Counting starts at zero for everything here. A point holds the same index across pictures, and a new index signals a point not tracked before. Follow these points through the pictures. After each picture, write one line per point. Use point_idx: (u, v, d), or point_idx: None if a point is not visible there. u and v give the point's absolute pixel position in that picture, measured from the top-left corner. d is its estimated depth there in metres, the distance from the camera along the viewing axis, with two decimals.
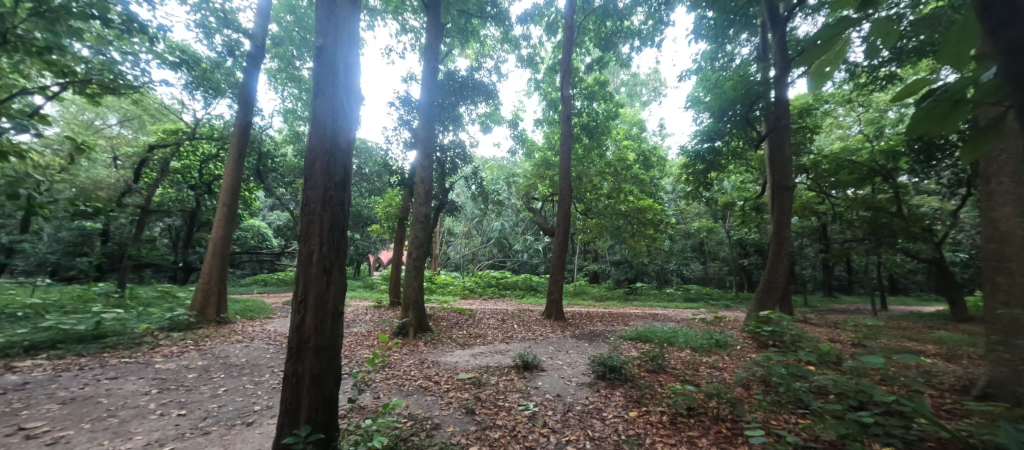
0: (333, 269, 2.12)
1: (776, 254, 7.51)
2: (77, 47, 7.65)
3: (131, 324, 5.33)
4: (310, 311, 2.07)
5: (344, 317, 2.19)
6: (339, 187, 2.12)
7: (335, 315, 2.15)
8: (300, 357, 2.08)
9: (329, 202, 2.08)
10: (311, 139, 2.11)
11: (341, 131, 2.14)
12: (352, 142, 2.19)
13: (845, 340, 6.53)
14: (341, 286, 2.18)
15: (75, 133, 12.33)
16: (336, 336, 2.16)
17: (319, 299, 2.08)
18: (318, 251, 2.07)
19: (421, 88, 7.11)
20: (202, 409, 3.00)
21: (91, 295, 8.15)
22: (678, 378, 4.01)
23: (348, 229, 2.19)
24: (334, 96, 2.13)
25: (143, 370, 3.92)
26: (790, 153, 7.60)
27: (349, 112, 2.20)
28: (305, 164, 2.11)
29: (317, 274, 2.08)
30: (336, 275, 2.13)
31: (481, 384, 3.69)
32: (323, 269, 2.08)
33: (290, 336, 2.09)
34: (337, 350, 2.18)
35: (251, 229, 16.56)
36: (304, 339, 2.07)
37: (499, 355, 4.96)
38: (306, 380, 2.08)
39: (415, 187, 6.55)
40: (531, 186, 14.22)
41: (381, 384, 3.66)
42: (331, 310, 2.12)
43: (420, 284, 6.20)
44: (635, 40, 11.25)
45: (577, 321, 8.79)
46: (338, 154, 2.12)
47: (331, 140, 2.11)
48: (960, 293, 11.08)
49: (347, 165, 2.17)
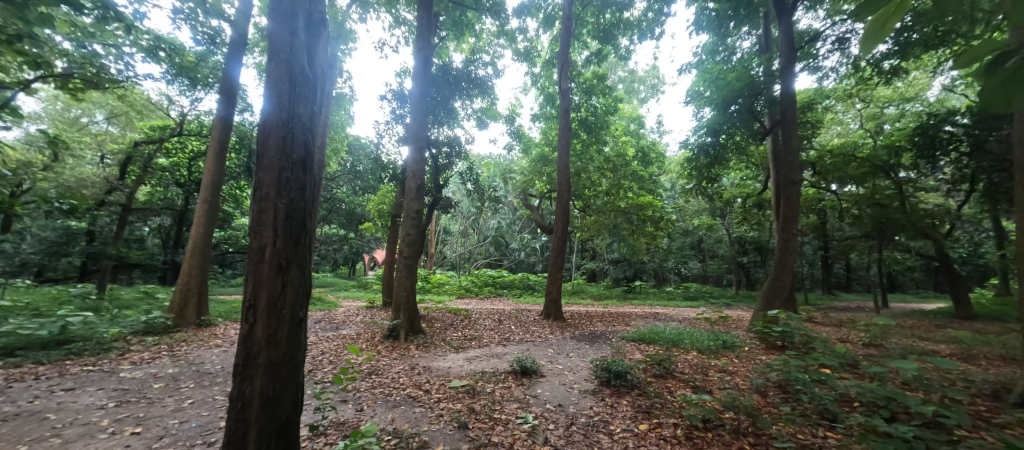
0: (290, 267, 1.80)
1: (784, 251, 7.22)
2: (56, 39, 7.30)
3: (100, 328, 4.97)
4: (261, 319, 1.76)
5: (304, 325, 1.87)
6: (300, 166, 1.82)
7: (294, 323, 1.83)
8: (249, 377, 1.77)
9: (286, 185, 1.79)
10: (266, 108, 1.81)
11: (300, 100, 1.84)
12: (315, 114, 1.89)
13: (855, 340, 6.30)
14: (301, 289, 1.86)
15: (59, 130, 11.96)
16: (295, 349, 1.84)
17: (273, 304, 1.77)
18: (270, 244, 1.76)
19: (414, 78, 6.75)
20: (160, 426, 2.67)
21: (67, 296, 7.78)
22: (688, 385, 3.71)
23: (310, 220, 1.88)
24: (292, 57, 1.82)
25: (105, 379, 3.58)
26: (797, 145, 7.31)
27: (312, 78, 1.89)
28: (257, 139, 1.80)
29: (270, 274, 1.76)
30: (293, 274, 1.81)
31: (476, 393, 3.38)
32: (276, 266, 1.76)
33: (238, 350, 1.77)
34: (296, 366, 1.86)
35: (242, 228, 16.16)
36: (254, 354, 1.76)
37: (496, 360, 4.65)
38: (255, 405, 1.76)
39: (406, 182, 6.20)
40: (528, 183, 13.84)
41: (366, 394, 3.35)
42: (287, 318, 1.80)
43: (412, 283, 5.85)
44: (635, 33, 10.98)
45: (577, 322, 8.49)
46: (296, 126, 1.82)
47: (289, 110, 1.81)
48: (965, 291, 10.88)
49: (309, 139, 1.87)
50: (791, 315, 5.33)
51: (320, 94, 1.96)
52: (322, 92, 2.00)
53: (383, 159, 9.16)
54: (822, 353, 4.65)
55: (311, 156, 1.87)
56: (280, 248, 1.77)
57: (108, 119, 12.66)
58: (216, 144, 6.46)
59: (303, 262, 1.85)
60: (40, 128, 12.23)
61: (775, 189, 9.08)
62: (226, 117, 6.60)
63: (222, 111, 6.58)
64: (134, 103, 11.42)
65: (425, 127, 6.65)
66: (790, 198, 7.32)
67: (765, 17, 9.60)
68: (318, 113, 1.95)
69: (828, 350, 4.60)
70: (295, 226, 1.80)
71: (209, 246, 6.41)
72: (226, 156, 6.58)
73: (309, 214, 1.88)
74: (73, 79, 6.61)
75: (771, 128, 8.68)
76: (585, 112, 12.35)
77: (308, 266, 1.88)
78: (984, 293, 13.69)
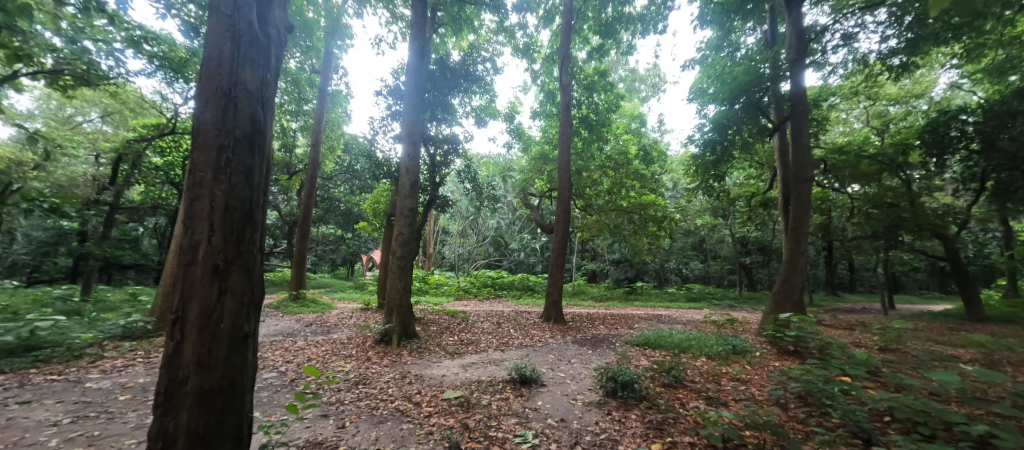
0: (230, 269, 1.53)
1: (794, 252, 6.93)
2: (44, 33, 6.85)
3: (74, 333, 4.69)
4: (190, 337, 1.47)
5: (247, 341, 1.59)
6: (245, 143, 1.57)
7: (234, 340, 1.56)
8: (173, 409, 1.46)
9: (226, 166, 1.53)
10: (202, 72, 1.55)
11: (244, 63, 1.60)
12: (262, 80, 1.65)
13: (872, 345, 5.98)
14: (244, 296, 1.59)
15: (50, 128, 11.71)
16: (235, 371, 1.57)
17: (208, 318, 1.49)
18: (206, 242, 1.48)
19: (408, 70, 6.45)
20: (114, 446, 2.39)
21: (49, 299, 7.49)
22: (700, 396, 3.43)
23: (256, 211, 1.62)
24: (235, 13, 1.58)
25: (67, 390, 3.31)
26: (808, 142, 7.03)
27: (259, 40, 1.66)
28: (193, 109, 1.55)
29: (204, 277, 1.48)
30: (234, 278, 1.54)
31: (470, 406, 3.09)
32: (212, 271, 1.49)
33: (162, 374, 1.47)
34: (235, 392, 1.57)
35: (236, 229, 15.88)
36: (183, 378, 1.47)
37: (494, 367, 4.35)
38: (181, 443, 1.45)
39: (400, 180, 5.91)
40: (528, 181, 12.92)
41: (349, 408, 3.06)
42: (225, 331, 1.52)
43: (405, 285, 5.56)
44: (638, 27, 10.67)
45: (578, 324, 8.21)
46: (240, 94, 1.57)
47: (232, 74, 1.56)
48: (975, 291, 10.60)
49: (256, 111, 1.62)
50: (805, 318, 5.04)
51: (270, 60, 1.72)
52: (272, 59, 1.76)
53: (377, 157, 8.87)
54: (841, 359, 4.37)
55: (259, 131, 1.63)
56: (216, 250, 1.49)
57: (101, 117, 12.41)
58: None
59: (249, 266, 1.60)
60: (31, 127, 11.97)
61: (782, 188, 8.83)
62: None
63: None
64: (127, 101, 11.18)
65: (420, 122, 6.34)
66: (801, 197, 7.04)
67: (770, 12, 9.38)
68: (267, 80, 1.70)
69: (847, 357, 4.33)
70: (239, 219, 1.54)
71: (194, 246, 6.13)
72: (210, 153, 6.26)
73: (256, 203, 1.63)
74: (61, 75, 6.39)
75: (779, 126, 8.40)
76: (586, 110, 12.07)
77: (256, 268, 1.63)
78: (993, 294, 13.40)
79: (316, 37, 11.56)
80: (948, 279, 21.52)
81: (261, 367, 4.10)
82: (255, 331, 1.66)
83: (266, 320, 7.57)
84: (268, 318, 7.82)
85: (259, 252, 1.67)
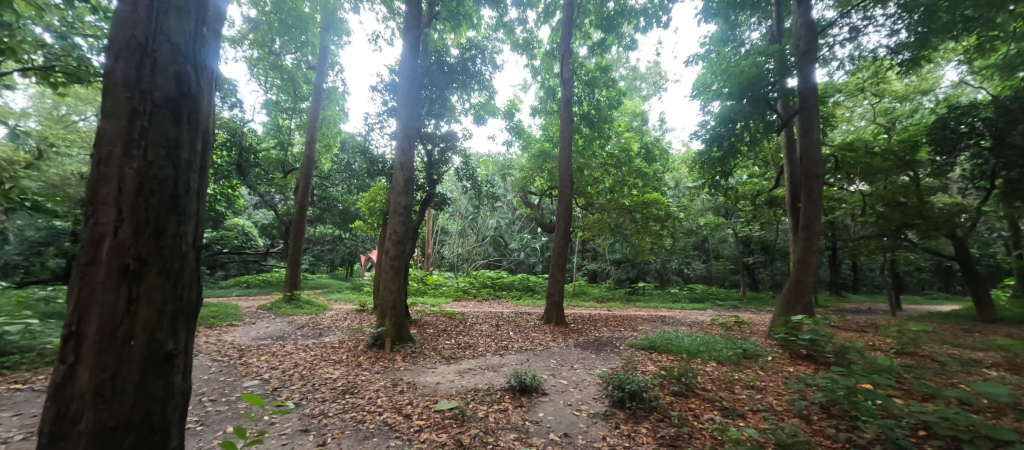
0: (144, 271, 1.22)
1: (805, 251, 6.64)
2: (34, 28, 6.47)
3: (48, 339, 4.41)
4: (87, 358, 1.16)
5: (168, 361, 1.28)
6: (167, 109, 1.29)
7: (151, 362, 1.25)
8: None
9: (141, 137, 1.24)
10: (114, 22, 1.27)
11: (169, 11, 1.32)
12: (191, 34, 1.38)
13: (888, 349, 5.73)
14: (164, 305, 1.28)
15: (41, 126, 11.49)
16: (152, 401, 1.26)
17: (113, 335, 1.18)
18: (109, 236, 1.17)
19: (402, 61, 6.14)
20: None
21: (33, 299, 7.24)
22: (715, 406, 3.19)
23: (181, 196, 1.32)
24: None
25: (29, 403, 3.04)
26: (819, 137, 6.78)
27: None
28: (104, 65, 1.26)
29: (107, 279, 1.17)
30: (151, 281, 1.24)
31: (465, 419, 2.84)
32: (119, 274, 1.18)
33: (47, 407, 1.15)
34: (149, 429, 1.25)
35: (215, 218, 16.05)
36: (76, 411, 1.15)
37: (492, 373, 4.10)
38: None
39: (394, 176, 5.64)
40: (528, 179, 12.79)
41: (333, 421, 2.80)
42: (137, 349, 1.22)
43: (400, 287, 5.28)
44: (640, 20, 10.38)
45: (580, 327, 7.91)
46: (161, 48, 1.29)
47: (151, 24, 1.28)
48: (987, 292, 10.35)
49: (183, 71, 1.34)
50: (818, 321, 4.80)
51: (203, 13, 1.45)
52: (209, 14, 1.49)
53: (372, 153, 8.57)
54: (861, 364, 4.12)
55: (187, 96, 1.35)
56: (125, 245, 1.18)
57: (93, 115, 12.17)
58: None
59: (173, 267, 1.30)
60: (24, 125, 11.75)
61: (790, 185, 8.56)
62: None
63: None
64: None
65: (415, 117, 6.07)
66: (812, 193, 6.77)
67: (776, 5, 9.12)
68: (200, 36, 1.43)
69: (867, 363, 4.09)
70: (159, 207, 1.25)
71: None
72: None
73: (184, 187, 1.34)
74: (49, 70, 6.18)
75: (787, 121, 8.07)
76: (587, 107, 11.86)
77: (184, 270, 1.35)
78: (1003, 294, 13.11)
79: (311, 32, 11.37)
80: (953, 279, 21.23)
81: (244, 374, 3.84)
82: (181, 349, 1.36)
83: (256, 322, 7.30)
84: (259, 320, 7.55)
85: (189, 250, 1.37)
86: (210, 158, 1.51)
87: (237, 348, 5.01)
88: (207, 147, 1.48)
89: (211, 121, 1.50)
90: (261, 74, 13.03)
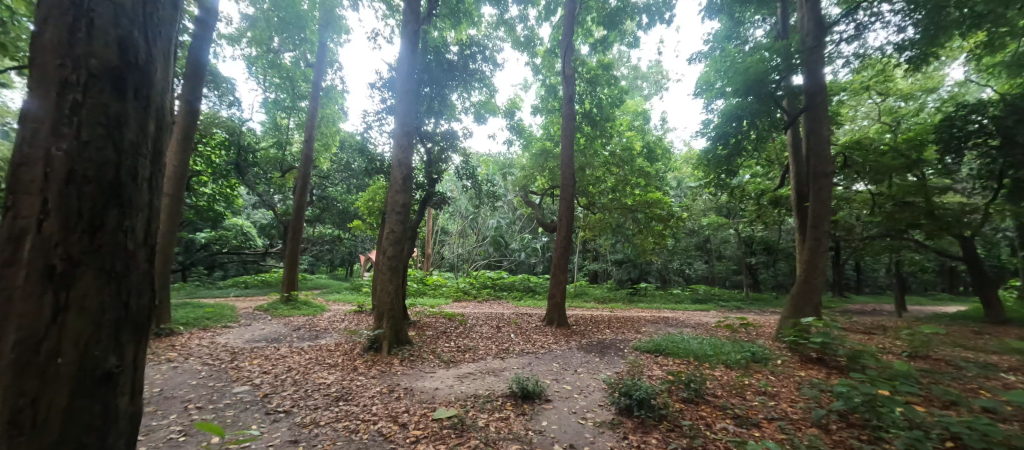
0: (76, 273, 1.04)
1: (814, 252, 6.47)
2: None
3: None
4: (2, 379, 0.98)
5: (106, 382, 1.10)
6: (107, 80, 1.10)
7: (86, 383, 1.07)
8: None
9: (74, 114, 1.07)
10: None
11: None
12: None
13: (901, 353, 5.56)
14: (101, 315, 1.09)
15: None
16: (88, 432, 1.07)
17: (34, 353, 1.00)
18: (33, 231, 1.00)
19: (400, 57, 5.98)
20: None
21: None
22: (727, 415, 3.04)
23: (125, 186, 1.13)
24: None
25: None
26: (828, 135, 6.61)
27: None
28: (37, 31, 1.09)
29: (28, 283, 1.00)
30: (83, 285, 1.05)
31: (465, 429, 2.69)
32: (43, 276, 1.00)
33: None
34: None
35: (213, 214, 16.03)
36: None
37: (493, 378, 3.94)
38: None
39: (391, 174, 5.49)
40: (529, 178, 12.62)
41: (324, 431, 2.64)
42: (64, 369, 1.03)
43: (397, 288, 5.13)
44: (643, 17, 10.21)
45: (583, 329, 7.75)
46: (98, 8, 1.11)
47: None
48: (994, 293, 10.20)
49: (128, 36, 1.15)
50: (830, 323, 4.63)
51: None
52: None
53: (371, 152, 8.44)
54: (876, 368, 3.97)
55: (131, 65, 1.16)
56: (51, 244, 1.01)
57: None
58: (178, 134, 5.72)
59: (115, 269, 1.12)
60: None
61: (797, 184, 8.38)
62: (193, 100, 5.83)
63: (186, 96, 5.77)
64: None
65: (414, 114, 5.91)
66: (821, 192, 6.59)
67: (782, 2, 8.96)
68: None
69: (883, 368, 3.93)
70: (96, 196, 1.07)
71: (172, 246, 5.74)
72: (191, 149, 5.88)
73: (131, 174, 1.15)
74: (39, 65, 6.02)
75: (793, 120, 7.83)
76: (588, 105, 11.75)
77: (130, 273, 1.17)
78: (1011, 295, 12.93)
79: (309, 29, 11.21)
80: (958, 280, 21.04)
81: (234, 379, 3.69)
82: (127, 366, 1.17)
83: (252, 324, 7.14)
84: (255, 322, 7.42)
85: (136, 249, 1.18)
86: (166, 142, 1.33)
87: (230, 351, 4.85)
88: (160, 128, 1.29)
89: (164, 96, 1.31)
90: (259, 72, 12.89)
